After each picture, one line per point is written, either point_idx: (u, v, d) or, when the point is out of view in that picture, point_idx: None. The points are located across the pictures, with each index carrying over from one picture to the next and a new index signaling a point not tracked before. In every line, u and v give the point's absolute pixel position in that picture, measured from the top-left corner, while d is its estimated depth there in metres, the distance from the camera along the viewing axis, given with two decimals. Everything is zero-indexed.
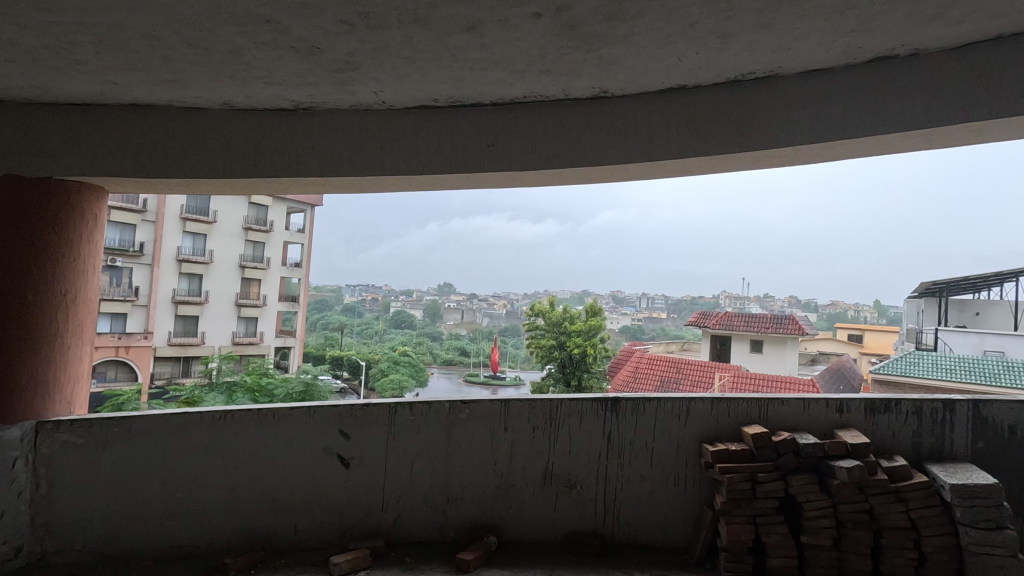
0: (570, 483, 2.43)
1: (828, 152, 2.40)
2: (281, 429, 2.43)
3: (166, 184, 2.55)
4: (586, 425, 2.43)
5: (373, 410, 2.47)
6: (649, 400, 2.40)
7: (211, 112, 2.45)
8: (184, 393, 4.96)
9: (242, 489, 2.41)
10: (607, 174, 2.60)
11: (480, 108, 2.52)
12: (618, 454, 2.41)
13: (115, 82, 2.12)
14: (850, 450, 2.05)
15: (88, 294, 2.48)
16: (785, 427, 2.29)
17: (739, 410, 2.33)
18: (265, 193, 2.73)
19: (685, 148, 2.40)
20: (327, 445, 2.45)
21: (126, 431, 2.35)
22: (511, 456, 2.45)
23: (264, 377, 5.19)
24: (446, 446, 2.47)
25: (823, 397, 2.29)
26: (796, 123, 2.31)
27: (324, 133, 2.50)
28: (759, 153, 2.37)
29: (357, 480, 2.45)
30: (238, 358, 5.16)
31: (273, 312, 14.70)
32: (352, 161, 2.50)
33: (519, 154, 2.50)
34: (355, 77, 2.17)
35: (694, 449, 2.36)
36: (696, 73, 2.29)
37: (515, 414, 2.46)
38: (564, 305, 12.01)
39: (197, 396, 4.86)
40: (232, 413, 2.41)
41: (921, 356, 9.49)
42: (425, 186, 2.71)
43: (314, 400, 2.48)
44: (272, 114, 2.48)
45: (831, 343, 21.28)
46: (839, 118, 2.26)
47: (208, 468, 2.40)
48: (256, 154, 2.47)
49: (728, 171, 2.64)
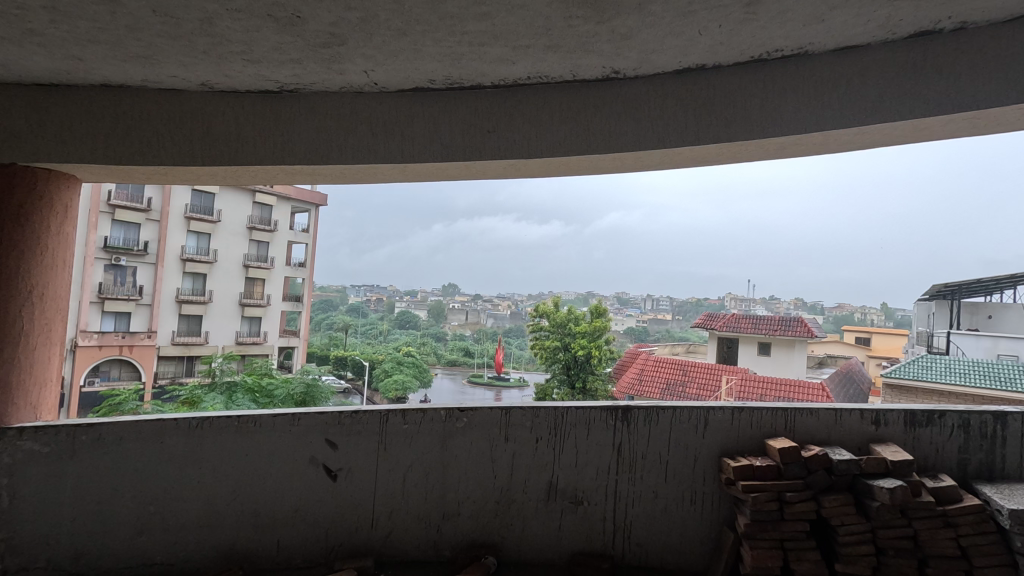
0: (576, 499, 2.22)
1: (861, 140, 2.20)
2: (264, 439, 2.24)
3: (142, 174, 2.37)
4: (594, 436, 2.22)
5: (364, 418, 2.27)
6: (665, 409, 2.19)
7: (189, 94, 2.27)
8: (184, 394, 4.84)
9: (221, 503, 2.22)
10: (616, 164, 2.42)
11: (480, 91, 2.32)
12: (628, 468, 2.20)
13: (79, 58, 1.94)
14: (890, 467, 1.84)
15: (58, 290, 2.31)
16: (814, 439, 2.08)
17: (763, 420, 2.12)
18: (248, 184, 2.55)
19: (705, 135, 2.20)
20: (313, 455, 2.26)
21: (96, 439, 2.17)
22: (512, 469, 2.25)
23: (264, 378, 5.07)
24: (442, 457, 2.27)
25: (856, 407, 2.08)
26: (828, 108, 2.09)
27: (312, 119, 2.31)
28: (783, 140, 2.17)
29: (347, 494, 2.26)
30: (237, 358, 5.03)
31: (277, 311, 14.89)
32: (341, 149, 2.31)
33: (522, 141, 2.30)
34: (342, 53, 1.98)
35: (713, 463, 2.15)
36: (717, 51, 2.09)
37: (516, 423, 2.26)
38: (569, 305, 11.75)
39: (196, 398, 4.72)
40: (209, 420, 2.22)
41: (933, 360, 9.03)
42: (420, 176, 2.52)
43: (300, 406, 2.29)
44: (255, 96, 2.29)
45: (838, 346, 21.00)
46: (876, 100, 2.05)
47: (183, 481, 2.21)
48: (239, 140, 2.29)
49: (749, 162, 2.45)
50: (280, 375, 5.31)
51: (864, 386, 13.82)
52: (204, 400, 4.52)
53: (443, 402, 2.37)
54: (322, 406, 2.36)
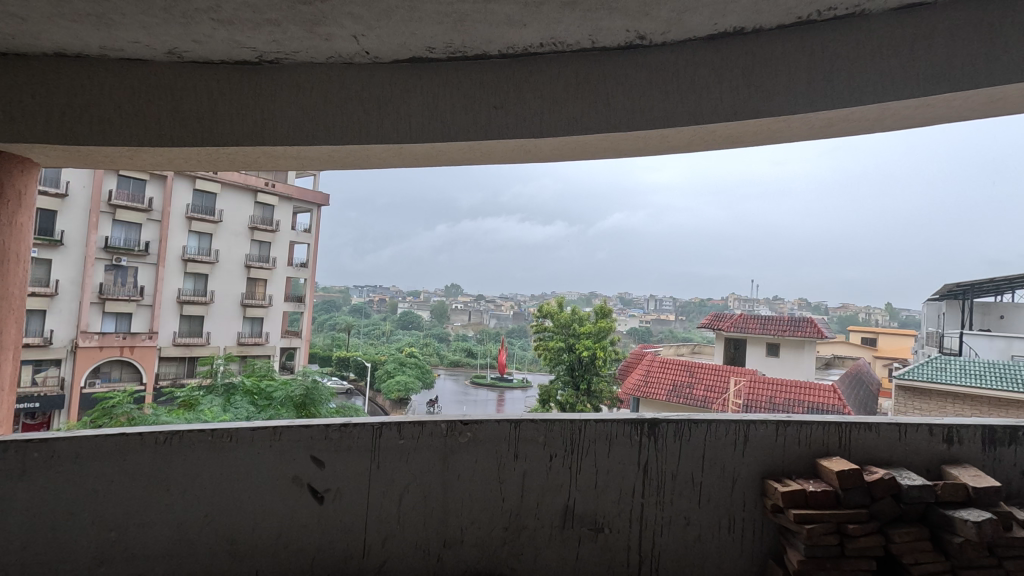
0: (596, 526, 1.95)
1: (922, 114, 1.92)
2: (241, 456, 1.98)
3: (105, 157, 2.11)
4: (616, 452, 1.95)
5: (355, 432, 2.00)
6: (698, 423, 1.92)
7: (155, 64, 2.00)
8: (180, 397, 4.63)
9: (192, 529, 1.96)
10: (639, 145, 2.14)
11: (486, 60, 2.05)
12: (656, 489, 1.93)
13: (22, 17, 1.69)
14: (971, 495, 1.58)
15: (11, 288, 2.04)
16: (872, 460, 1.82)
17: (813, 437, 1.86)
18: (224, 168, 2.29)
19: (744, 109, 1.92)
20: (296, 474, 1.99)
21: (48, 457, 1.89)
22: (523, 491, 1.98)
23: (263, 380, 4.83)
24: (443, 476, 2.00)
25: (925, 423, 1.83)
26: (887, 74, 1.82)
27: (296, 93, 2.04)
28: (834, 116, 1.90)
29: (335, 520, 1.99)
30: (236, 358, 4.81)
31: (279, 312, 15.38)
32: (329, 127, 2.05)
33: (532, 119, 2.03)
34: (326, 12, 1.73)
35: (756, 486, 1.89)
36: (759, 10, 1.82)
37: (528, 439, 1.98)
38: (572, 306, 11.42)
39: (194, 399, 4.52)
40: (178, 435, 1.96)
41: (949, 361, 8.57)
42: (420, 160, 2.26)
43: (282, 418, 2.03)
44: (231, 68, 2.03)
45: (843, 346, 20.58)
46: (944, 65, 1.77)
47: (151, 504, 1.95)
48: (212, 117, 2.03)
49: (786, 142, 2.19)
50: (280, 376, 5.07)
51: (869, 390, 12.74)
52: (201, 403, 4.29)
53: (445, 414, 2.11)
54: (308, 418, 2.09)
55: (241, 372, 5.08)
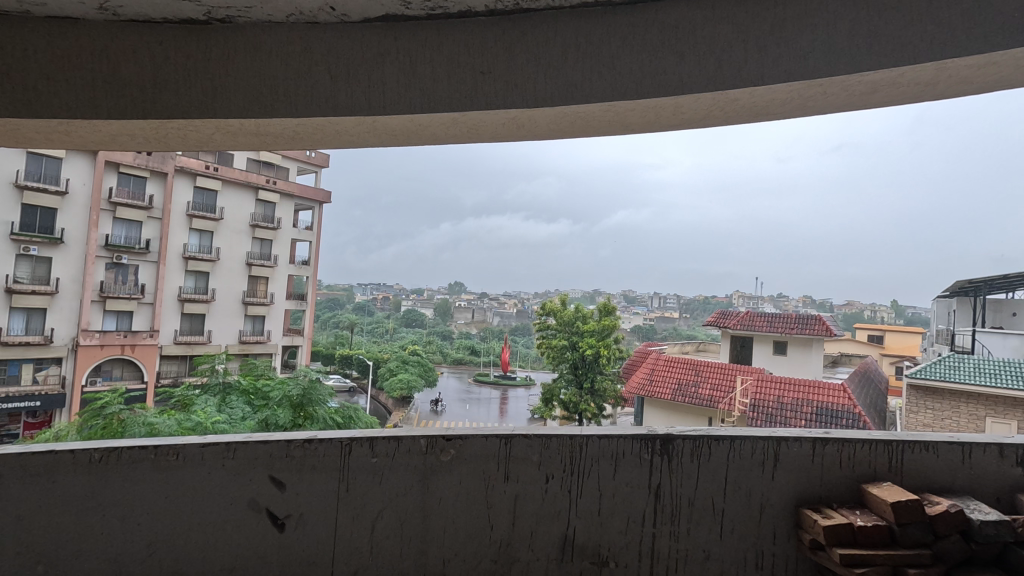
0: (600, 559, 1.67)
1: (980, 75, 1.63)
2: (190, 477, 1.71)
3: (37, 133, 1.85)
4: (623, 472, 1.68)
5: (321, 449, 1.73)
6: (720, 439, 1.65)
7: (91, 25, 1.75)
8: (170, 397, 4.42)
9: (132, 561, 1.68)
10: (649, 116, 1.86)
11: (471, 20, 1.77)
12: (670, 517, 1.65)
13: None
14: None
15: None
16: (928, 484, 1.58)
17: (856, 457, 1.60)
18: (177, 147, 2.03)
19: (772, 71, 1.63)
20: (254, 497, 1.72)
21: None
22: (513, 518, 1.70)
23: (259, 380, 4.57)
24: (422, 499, 1.73)
25: (992, 442, 1.59)
26: (947, 27, 1.52)
27: (252, 57, 1.77)
28: (879, 77, 1.60)
29: (298, 551, 1.72)
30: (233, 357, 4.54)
31: (280, 310, 15.53)
32: (291, 97, 1.76)
33: (525, 86, 1.74)
34: None
35: (790, 514, 1.61)
36: None
37: (519, 457, 1.71)
38: (576, 304, 11.09)
39: (180, 401, 4.31)
40: (115, 453, 1.69)
41: (962, 360, 8.17)
42: (400, 136, 1.98)
43: (237, 433, 1.76)
44: (179, 28, 1.76)
45: (850, 343, 20.20)
46: (1017, 15, 1.46)
47: (84, 533, 1.67)
48: (157, 85, 1.75)
49: (815, 114, 1.90)
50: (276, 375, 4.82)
51: (869, 390, 11.48)
52: (194, 403, 4.03)
53: (428, 425, 1.84)
54: (270, 432, 1.83)
55: (238, 372, 4.81)
